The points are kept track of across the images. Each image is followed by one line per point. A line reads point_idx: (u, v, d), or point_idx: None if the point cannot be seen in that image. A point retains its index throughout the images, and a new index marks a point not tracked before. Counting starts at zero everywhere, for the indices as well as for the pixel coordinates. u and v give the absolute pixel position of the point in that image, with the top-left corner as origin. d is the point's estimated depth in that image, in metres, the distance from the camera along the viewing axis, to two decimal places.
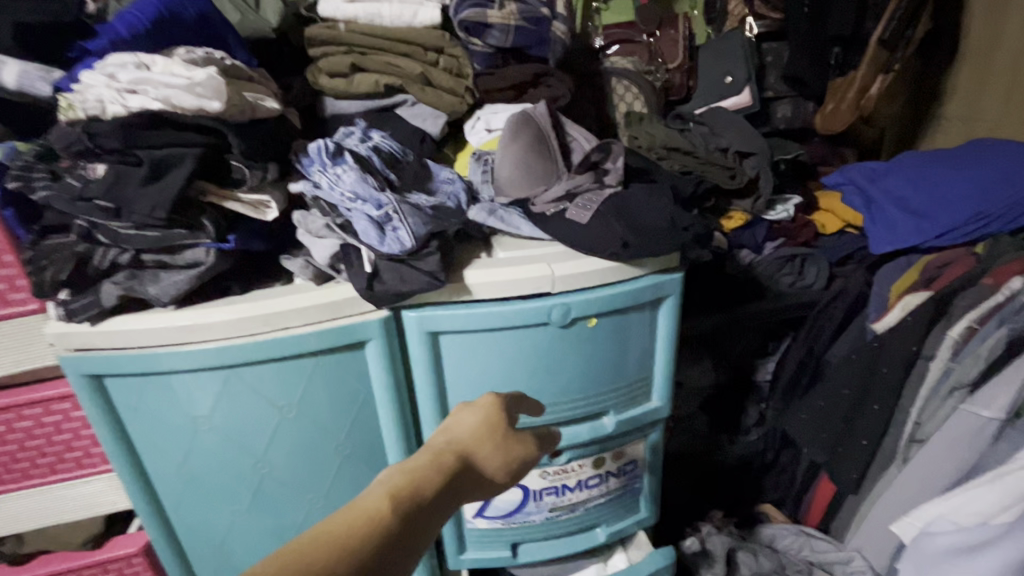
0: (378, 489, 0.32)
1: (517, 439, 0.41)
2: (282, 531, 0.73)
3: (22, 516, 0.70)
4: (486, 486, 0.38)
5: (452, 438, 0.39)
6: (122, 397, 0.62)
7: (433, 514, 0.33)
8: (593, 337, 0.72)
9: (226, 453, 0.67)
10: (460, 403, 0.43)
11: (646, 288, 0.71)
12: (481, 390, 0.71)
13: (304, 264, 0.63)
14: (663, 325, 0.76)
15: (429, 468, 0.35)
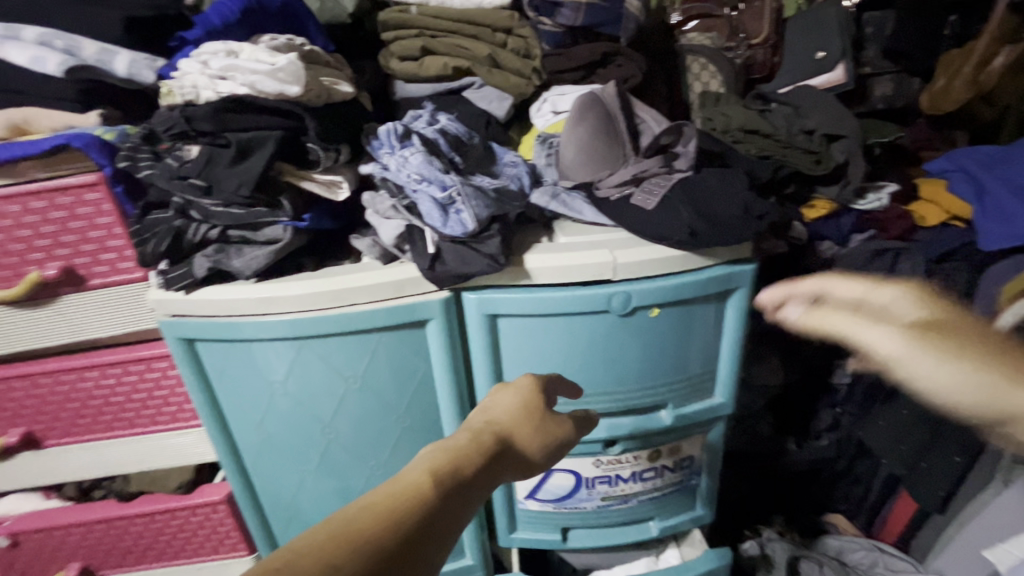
0: (421, 462, 0.35)
1: (553, 418, 0.43)
2: (346, 494, 0.78)
3: (129, 459, 0.79)
4: (525, 466, 0.40)
5: (492, 419, 0.41)
6: (211, 359, 0.68)
7: (473, 490, 0.35)
8: (655, 328, 0.69)
9: (298, 417, 0.72)
10: (500, 384, 0.45)
11: (713, 280, 0.67)
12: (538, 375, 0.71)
13: (372, 243, 0.64)
14: (730, 318, 0.72)
15: (471, 448, 0.37)
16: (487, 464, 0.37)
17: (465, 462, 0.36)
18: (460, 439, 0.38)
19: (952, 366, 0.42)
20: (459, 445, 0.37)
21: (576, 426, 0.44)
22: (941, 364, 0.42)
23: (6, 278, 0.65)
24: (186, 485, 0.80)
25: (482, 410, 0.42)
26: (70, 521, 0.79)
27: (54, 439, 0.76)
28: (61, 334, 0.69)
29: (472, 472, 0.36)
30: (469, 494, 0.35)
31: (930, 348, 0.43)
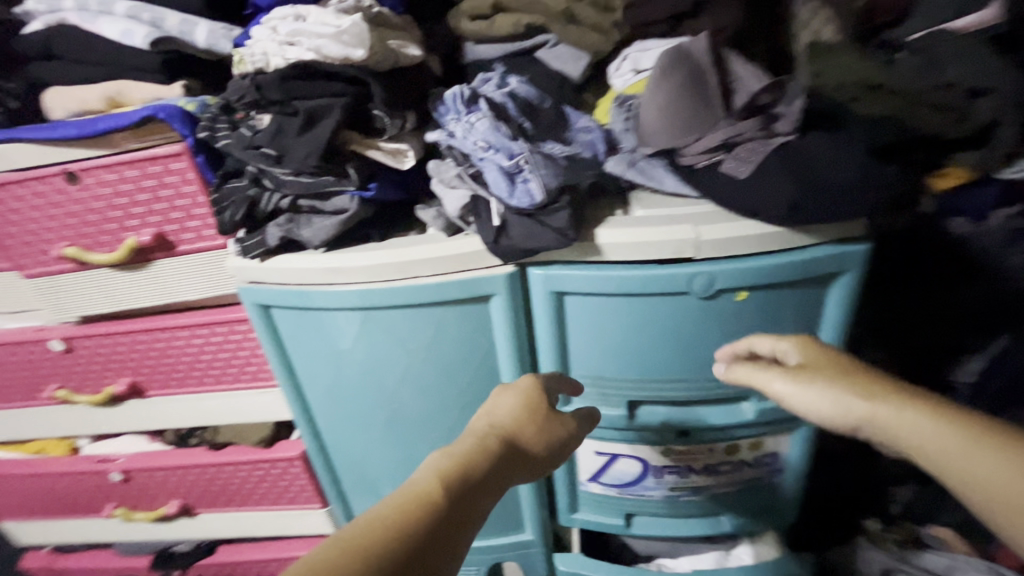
0: (446, 460, 0.42)
1: (557, 417, 0.49)
2: (410, 461, 0.80)
3: (218, 412, 0.85)
4: (535, 460, 0.47)
5: (501, 421, 0.47)
6: (285, 326, 0.70)
7: (491, 484, 0.43)
8: (739, 313, 0.63)
9: (365, 385, 0.73)
10: (504, 385, 0.51)
11: (811, 262, 0.59)
12: (606, 357, 0.67)
13: (437, 214, 0.63)
14: (830, 305, 0.64)
15: (486, 449, 0.44)
16: (501, 463, 0.44)
17: (480, 460, 0.43)
18: (472, 440, 0.44)
19: (820, 390, 0.50)
20: (474, 446, 0.44)
21: (578, 422, 0.51)
22: (809, 391, 0.51)
23: (108, 243, 0.70)
24: (266, 441, 0.86)
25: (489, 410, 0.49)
26: (170, 464, 0.87)
27: (155, 390, 0.84)
28: (156, 295, 0.74)
29: (486, 470, 0.43)
30: (488, 488, 0.42)
31: (800, 379, 0.52)
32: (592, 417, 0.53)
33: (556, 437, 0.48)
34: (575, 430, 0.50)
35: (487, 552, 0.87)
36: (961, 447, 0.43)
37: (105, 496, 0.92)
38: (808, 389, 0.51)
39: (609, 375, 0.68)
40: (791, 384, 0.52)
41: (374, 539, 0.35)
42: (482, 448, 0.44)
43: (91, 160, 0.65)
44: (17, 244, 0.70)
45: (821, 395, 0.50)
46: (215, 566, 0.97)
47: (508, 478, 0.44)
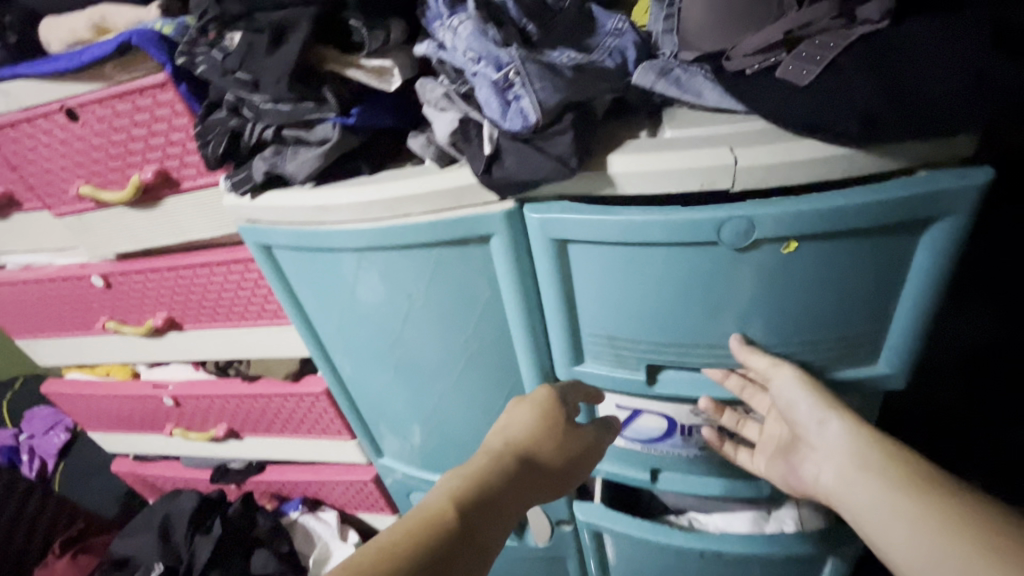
0: (467, 474, 0.51)
1: (571, 428, 0.59)
2: (425, 402, 0.79)
3: (247, 347, 0.88)
4: (552, 472, 0.56)
5: (519, 435, 0.56)
6: (289, 266, 0.68)
7: (515, 496, 0.51)
8: (789, 268, 0.51)
9: (372, 328, 0.71)
10: (523, 399, 0.60)
11: (891, 204, 0.45)
12: (620, 317, 0.58)
13: (426, 142, 0.55)
14: (918, 260, 0.51)
15: (508, 463, 0.53)
16: (523, 472, 0.53)
17: (500, 472, 0.52)
18: (496, 456, 0.53)
19: (809, 399, 0.56)
20: (494, 458, 0.53)
21: (592, 431, 0.60)
22: (803, 397, 0.56)
23: (116, 181, 0.69)
24: (292, 374, 0.88)
25: (506, 425, 0.58)
26: (212, 393, 0.92)
27: (190, 324, 0.87)
28: (172, 233, 0.74)
29: (506, 481, 0.52)
30: (511, 498, 0.51)
31: (807, 387, 0.56)
32: (609, 430, 0.63)
33: (573, 448, 0.58)
34: (592, 442, 0.60)
35: None
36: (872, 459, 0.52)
37: (164, 417, 1.00)
38: (797, 385, 0.56)
39: (627, 333, 0.60)
40: (795, 380, 0.56)
41: (410, 541, 0.43)
42: (501, 461, 0.53)
43: (86, 94, 0.63)
44: (40, 183, 0.72)
45: (806, 394, 0.56)
46: (265, 482, 1.06)
47: (531, 484, 0.53)
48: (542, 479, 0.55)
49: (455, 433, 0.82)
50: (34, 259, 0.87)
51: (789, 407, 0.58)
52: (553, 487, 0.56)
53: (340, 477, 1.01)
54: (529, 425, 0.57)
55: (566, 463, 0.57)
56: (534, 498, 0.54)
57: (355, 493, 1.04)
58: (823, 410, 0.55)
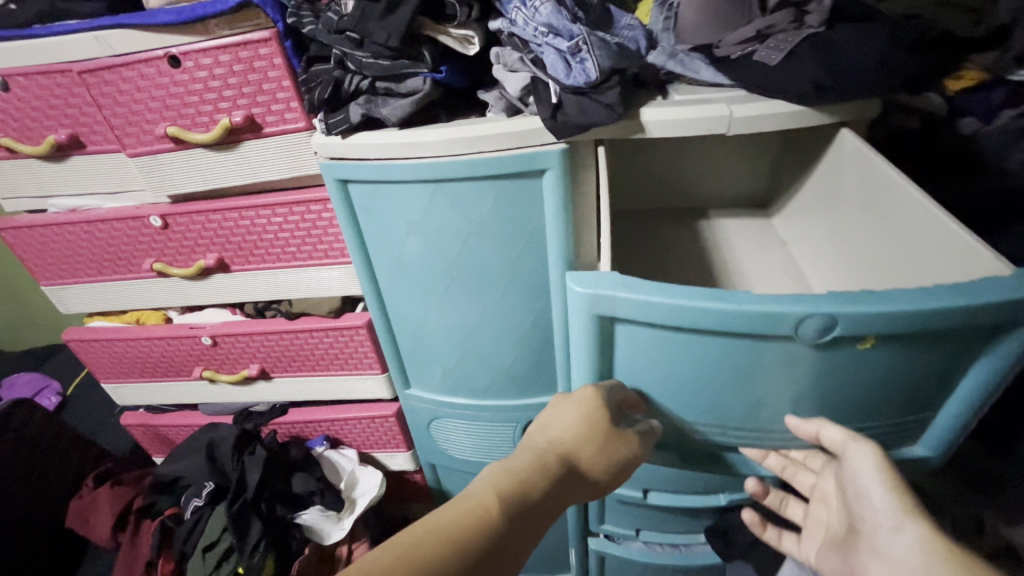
0: (519, 470, 0.58)
1: (614, 437, 0.67)
2: (462, 329, 0.92)
3: (291, 287, 0.98)
4: (590, 478, 0.64)
5: (568, 442, 0.64)
6: (359, 200, 0.80)
7: (558, 495, 0.59)
8: (862, 358, 0.64)
9: (428, 258, 0.84)
10: (575, 404, 0.67)
11: (913, 317, 0.56)
12: (691, 385, 0.72)
13: (498, 96, 0.72)
14: (981, 366, 0.64)
15: (556, 464, 0.61)
16: (564, 473, 0.61)
17: (548, 472, 0.59)
18: (545, 457, 0.61)
19: (884, 493, 0.63)
20: (544, 459, 0.61)
21: (630, 441, 0.68)
22: (880, 491, 0.64)
23: (203, 124, 0.79)
24: (335, 310, 0.99)
25: (556, 425, 0.66)
26: (251, 331, 1.01)
27: (238, 265, 0.96)
28: (243, 174, 0.85)
29: (553, 480, 0.59)
30: (554, 496, 0.59)
31: (885, 476, 0.64)
32: (653, 433, 0.71)
33: (614, 453, 0.66)
34: (634, 447, 0.68)
35: (526, 408, 1.03)
36: (945, 566, 0.56)
37: (196, 361, 1.07)
38: (871, 469, 0.65)
39: (693, 392, 0.72)
40: (874, 462, 0.65)
41: (474, 522, 0.50)
42: (551, 462, 0.61)
43: (188, 45, 0.73)
44: (123, 124, 0.80)
45: (878, 474, 0.64)
46: (287, 425, 1.14)
47: (572, 485, 0.62)
48: (580, 479, 0.63)
49: (483, 358, 0.96)
50: (82, 203, 0.93)
51: (860, 491, 0.67)
52: (589, 487, 0.64)
53: (363, 415, 1.12)
54: (574, 427, 0.66)
55: (607, 465, 0.66)
56: (573, 495, 0.62)
57: (375, 430, 1.14)
58: (897, 514, 0.62)
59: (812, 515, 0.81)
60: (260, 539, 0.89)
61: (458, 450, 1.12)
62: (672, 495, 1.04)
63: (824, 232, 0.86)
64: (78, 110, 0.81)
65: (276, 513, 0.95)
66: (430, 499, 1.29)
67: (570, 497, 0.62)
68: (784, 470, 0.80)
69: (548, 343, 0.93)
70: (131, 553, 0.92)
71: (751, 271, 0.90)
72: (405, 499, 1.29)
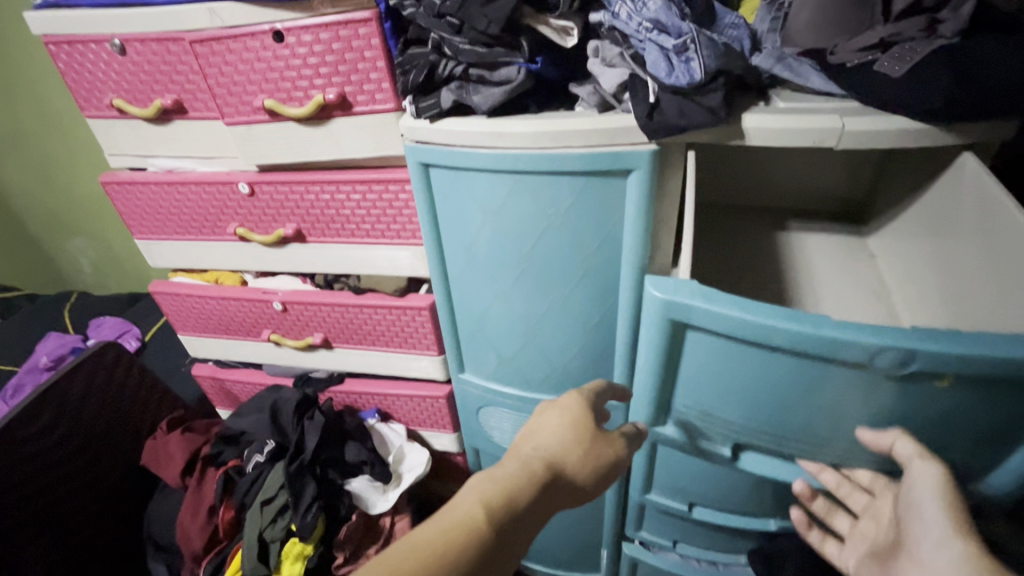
0: (498, 484, 0.56)
1: (602, 439, 0.63)
2: (525, 321, 0.92)
3: (361, 262, 1.01)
4: (579, 485, 0.61)
5: (553, 449, 0.61)
6: (439, 185, 0.81)
7: (539, 508, 0.58)
8: (941, 398, 0.60)
9: (498, 246, 0.84)
10: (559, 407, 0.64)
11: (1006, 360, 0.52)
12: (751, 402, 0.69)
13: (592, 91, 0.70)
14: None
15: (538, 474, 0.58)
16: (547, 487, 0.58)
17: (531, 485, 0.57)
18: (530, 465, 0.59)
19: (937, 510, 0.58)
20: (527, 468, 0.58)
21: (619, 443, 0.65)
22: (933, 510, 0.58)
23: (298, 98, 0.82)
24: (401, 290, 1.01)
25: (541, 429, 0.63)
26: (319, 302, 1.04)
27: (314, 237, 1.00)
28: (328, 150, 0.87)
29: (535, 493, 0.57)
30: (535, 508, 0.57)
31: (939, 490, 0.59)
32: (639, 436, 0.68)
33: (604, 458, 0.62)
34: (622, 450, 0.64)
35: None
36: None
37: (265, 323, 1.13)
38: (931, 483, 0.59)
39: (750, 408, 0.70)
40: (939, 478, 0.59)
41: (446, 550, 0.50)
42: (535, 472, 0.58)
43: (292, 21, 0.75)
44: (224, 93, 0.84)
45: (936, 493, 0.59)
46: (341, 394, 1.18)
47: (559, 495, 0.60)
48: (566, 489, 0.60)
49: (539, 350, 0.96)
50: (179, 164, 0.99)
51: (914, 513, 0.60)
52: (576, 493, 0.61)
53: (415, 393, 1.14)
54: (561, 434, 0.62)
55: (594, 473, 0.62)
56: (555, 507, 0.60)
57: (424, 409, 1.16)
58: (949, 530, 0.56)
59: (858, 527, 0.75)
60: (313, 501, 0.94)
61: (502, 437, 1.13)
62: (718, 512, 1.01)
63: (923, 258, 0.80)
64: (184, 76, 0.86)
65: (328, 479, 0.99)
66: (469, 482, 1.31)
67: (552, 509, 0.60)
68: (839, 487, 0.72)
69: (608, 344, 0.92)
70: (197, 498, 0.97)
71: (825, 286, 0.85)
72: (445, 477, 1.32)
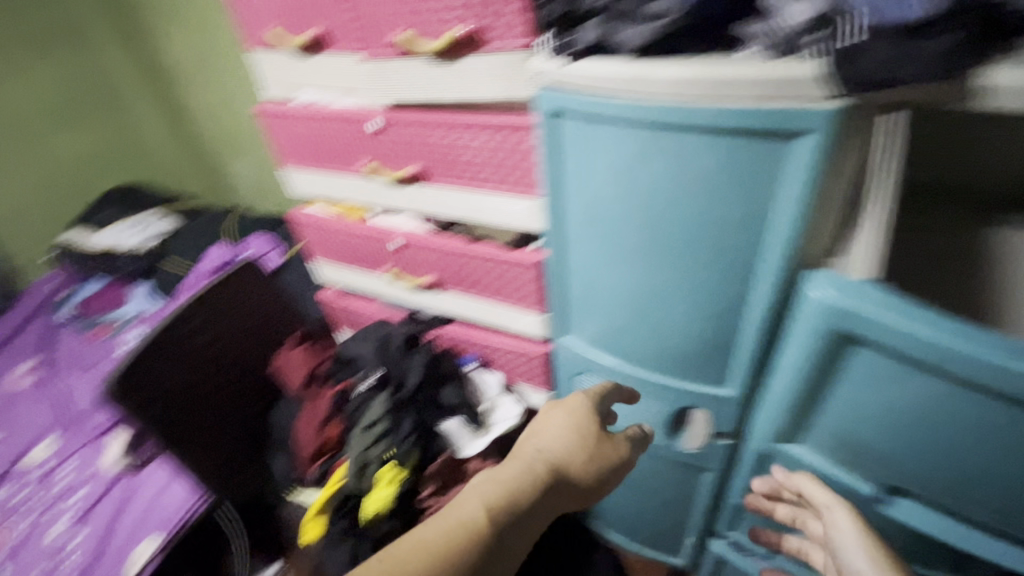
0: (507, 483, 0.67)
1: (604, 441, 0.75)
2: (640, 294, 0.84)
3: (477, 210, 0.99)
4: (581, 483, 0.72)
5: (558, 451, 0.72)
6: (569, 133, 0.74)
7: (543, 504, 0.69)
8: None
9: (622, 209, 0.76)
10: (562, 415, 0.76)
11: None
12: (912, 431, 0.68)
13: (766, 31, 0.57)
14: None
15: (544, 475, 0.69)
16: (550, 485, 0.69)
17: (536, 484, 0.68)
18: (538, 467, 0.69)
19: None
20: (533, 469, 0.69)
21: (620, 445, 0.76)
22: None
23: (433, 32, 0.79)
24: (514, 241, 1.00)
25: (549, 434, 0.74)
26: (434, 244, 1.06)
27: (436, 178, 0.99)
28: (456, 89, 0.84)
29: (540, 492, 0.68)
30: (540, 505, 0.68)
31: None
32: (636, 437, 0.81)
33: (605, 457, 0.74)
34: (623, 452, 0.76)
35: (682, 394, 0.92)
36: None
37: (384, 258, 1.18)
38: None
39: (906, 437, 0.69)
40: None
41: (461, 539, 0.60)
42: (542, 472, 0.69)
43: None
44: (365, 25, 0.85)
45: None
46: (444, 336, 1.21)
47: (562, 491, 0.71)
48: (570, 487, 0.72)
49: (650, 327, 0.88)
50: (319, 98, 1.03)
51: None
52: (579, 491, 0.72)
53: (514, 347, 1.13)
54: (564, 437, 0.73)
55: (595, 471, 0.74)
56: (559, 502, 0.71)
57: (523, 364, 1.16)
58: None
59: None
60: (411, 431, 1.00)
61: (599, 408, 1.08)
62: None
63: None
64: (331, 7, 0.87)
65: (426, 415, 1.04)
66: None
67: (557, 504, 0.71)
68: None
69: (732, 332, 0.81)
70: (313, 409, 1.07)
71: None
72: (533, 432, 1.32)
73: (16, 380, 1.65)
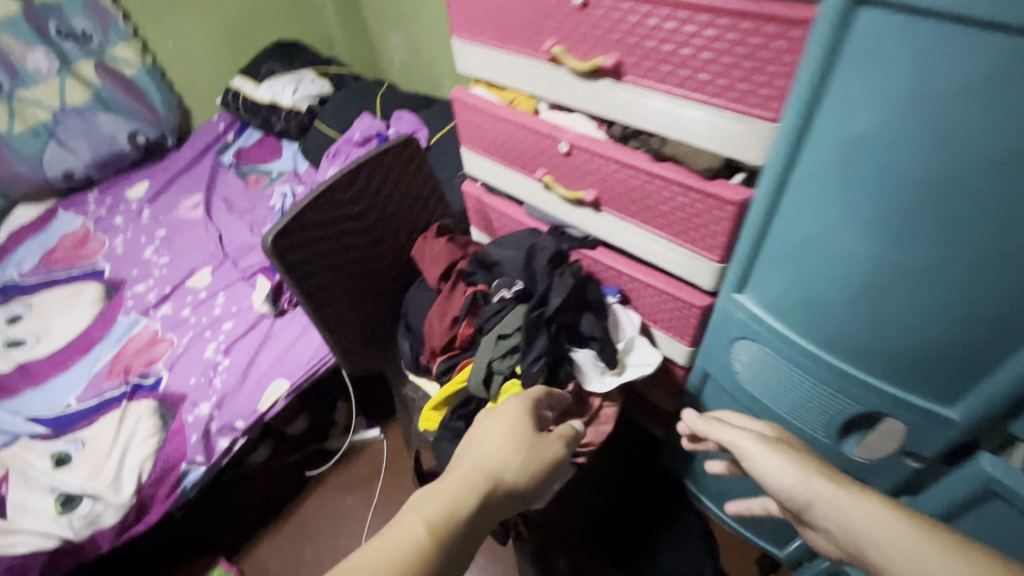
0: (444, 501, 0.65)
1: (537, 448, 0.77)
2: (873, 269, 0.67)
3: (674, 123, 0.83)
4: (519, 484, 0.73)
5: (490, 462, 0.72)
6: (860, 38, 0.56)
7: (483, 514, 0.68)
8: None
9: (900, 154, 0.58)
10: (493, 426, 0.78)
11: None
12: None
13: None
14: None
15: (478, 485, 0.69)
16: (490, 491, 0.69)
17: (472, 495, 0.67)
18: (472, 482, 0.69)
19: None
20: (468, 482, 0.69)
21: (553, 452, 0.78)
22: None
23: None
24: (711, 171, 0.83)
25: (486, 450, 0.74)
26: (609, 156, 0.92)
27: (629, 76, 0.84)
28: None
29: (477, 501, 0.67)
30: (478, 514, 0.67)
31: None
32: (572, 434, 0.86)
33: (539, 460, 0.76)
34: (556, 451, 0.78)
35: (879, 394, 0.77)
36: None
37: (542, 161, 1.06)
38: None
39: None
40: None
41: (393, 561, 0.58)
42: (478, 486, 0.69)
43: None
44: None
45: None
46: (588, 260, 1.11)
47: (500, 506, 0.71)
48: (510, 497, 0.72)
49: (874, 312, 0.70)
50: None
51: None
52: (518, 499, 0.73)
53: (667, 291, 1.01)
54: (499, 447, 0.74)
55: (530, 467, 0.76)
56: (501, 510, 0.71)
57: (668, 308, 1.04)
58: None
59: None
60: (541, 355, 0.91)
61: (748, 376, 0.96)
62: None
63: None
64: None
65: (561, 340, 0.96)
66: (679, 397, 1.20)
67: (499, 513, 0.71)
68: None
69: (1002, 342, 0.62)
70: (446, 304, 1.04)
71: None
72: (655, 381, 1.23)
73: (187, 209, 1.83)
